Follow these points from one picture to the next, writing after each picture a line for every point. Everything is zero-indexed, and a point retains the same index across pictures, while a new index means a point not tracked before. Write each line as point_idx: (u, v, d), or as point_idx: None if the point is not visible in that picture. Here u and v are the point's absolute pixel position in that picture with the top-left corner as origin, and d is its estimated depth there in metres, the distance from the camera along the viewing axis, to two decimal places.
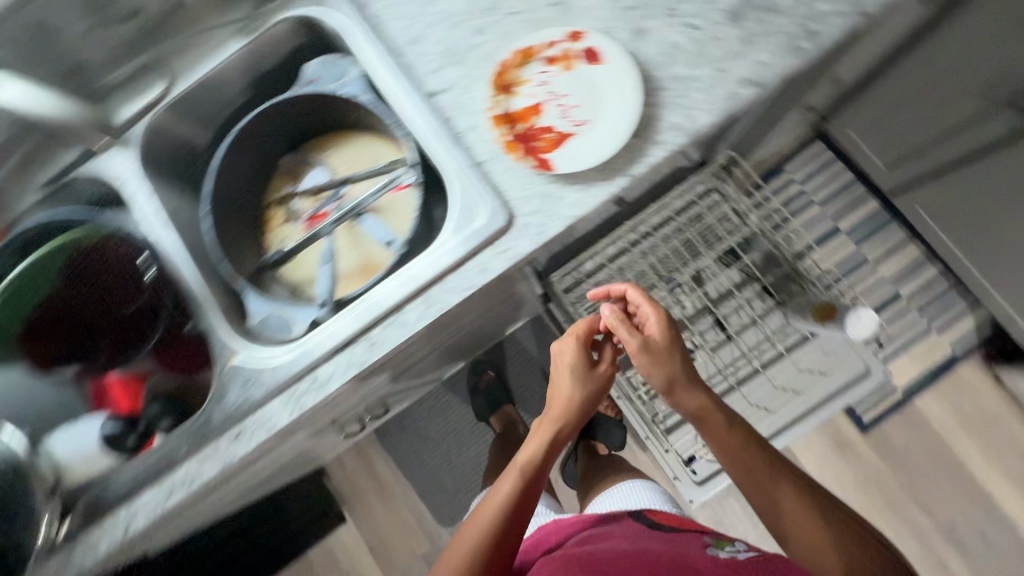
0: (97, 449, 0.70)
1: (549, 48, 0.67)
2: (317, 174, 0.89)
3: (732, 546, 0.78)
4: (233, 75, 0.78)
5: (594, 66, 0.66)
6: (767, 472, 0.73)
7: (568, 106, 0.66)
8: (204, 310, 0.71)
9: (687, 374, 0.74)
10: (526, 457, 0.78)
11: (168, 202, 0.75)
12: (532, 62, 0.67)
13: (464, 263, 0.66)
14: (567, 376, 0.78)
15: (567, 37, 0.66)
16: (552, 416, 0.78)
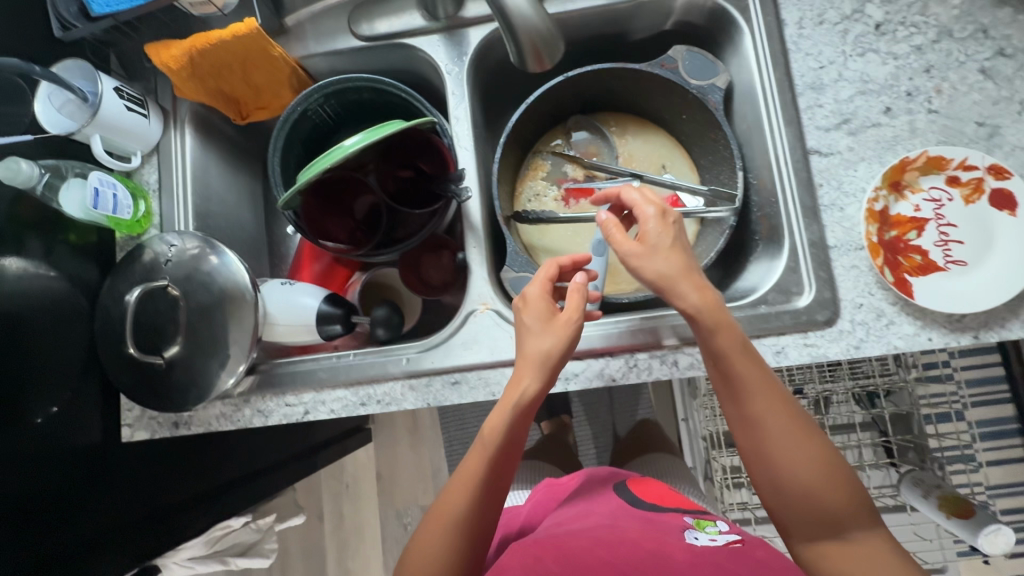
0: (306, 324, 0.67)
1: (962, 168, 0.60)
2: (601, 149, 0.82)
3: (716, 530, 0.68)
4: (598, 21, 0.70)
5: (999, 212, 0.59)
6: (838, 503, 0.50)
7: (951, 239, 0.60)
8: (468, 240, 0.67)
9: (731, 349, 0.51)
10: (490, 427, 0.56)
11: (474, 114, 0.70)
12: (935, 173, 0.61)
13: (763, 335, 0.61)
14: (532, 324, 0.57)
15: (989, 168, 0.60)
16: (533, 379, 0.55)
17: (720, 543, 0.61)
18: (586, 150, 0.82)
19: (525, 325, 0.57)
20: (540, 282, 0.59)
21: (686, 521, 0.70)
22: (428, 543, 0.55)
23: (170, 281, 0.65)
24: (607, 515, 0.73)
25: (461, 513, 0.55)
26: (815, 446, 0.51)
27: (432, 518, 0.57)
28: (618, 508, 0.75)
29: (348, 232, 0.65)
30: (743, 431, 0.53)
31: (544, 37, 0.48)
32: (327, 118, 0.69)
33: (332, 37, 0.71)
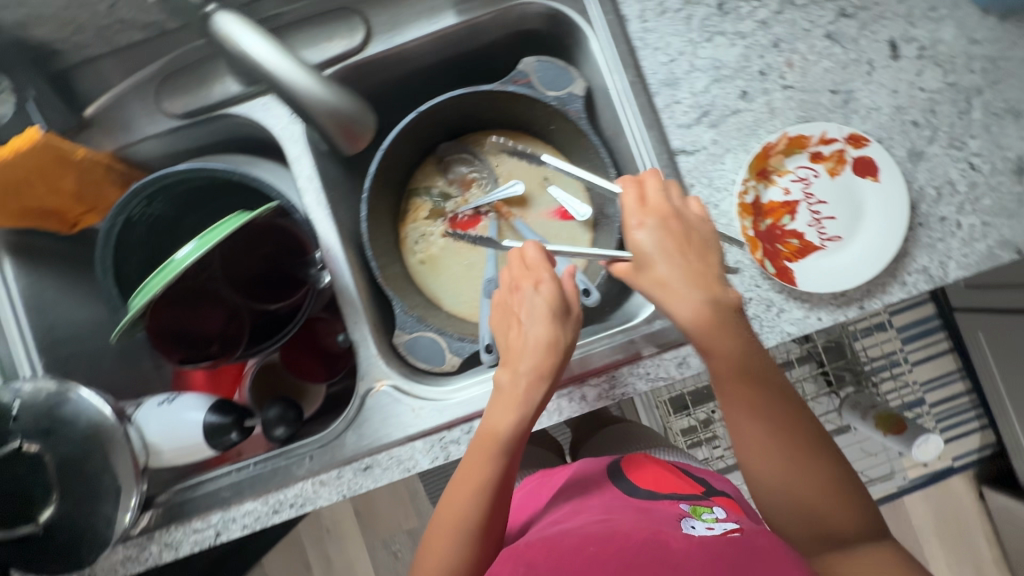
0: (194, 442, 0.62)
1: (822, 143, 0.60)
2: (479, 171, 0.77)
3: (714, 516, 0.60)
4: (436, 47, 0.65)
5: (864, 179, 0.59)
6: (820, 470, 0.50)
7: (823, 216, 0.60)
8: (346, 315, 0.62)
9: (705, 316, 0.49)
10: (505, 425, 0.52)
11: (325, 175, 0.64)
12: (799, 153, 0.60)
13: (663, 350, 0.60)
14: (542, 308, 0.53)
15: (848, 137, 0.59)
16: (534, 375, 0.53)
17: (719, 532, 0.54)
18: (465, 176, 0.78)
19: (522, 313, 0.54)
20: (538, 263, 0.56)
21: (681, 509, 0.62)
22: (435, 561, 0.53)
23: (24, 440, 0.57)
24: (599, 509, 0.64)
25: (475, 513, 0.52)
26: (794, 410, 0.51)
27: (436, 532, 0.54)
28: (611, 499, 0.66)
29: (217, 335, 0.58)
30: (712, 370, 0.50)
31: (353, 113, 0.43)
32: (161, 213, 0.61)
33: (148, 121, 0.63)
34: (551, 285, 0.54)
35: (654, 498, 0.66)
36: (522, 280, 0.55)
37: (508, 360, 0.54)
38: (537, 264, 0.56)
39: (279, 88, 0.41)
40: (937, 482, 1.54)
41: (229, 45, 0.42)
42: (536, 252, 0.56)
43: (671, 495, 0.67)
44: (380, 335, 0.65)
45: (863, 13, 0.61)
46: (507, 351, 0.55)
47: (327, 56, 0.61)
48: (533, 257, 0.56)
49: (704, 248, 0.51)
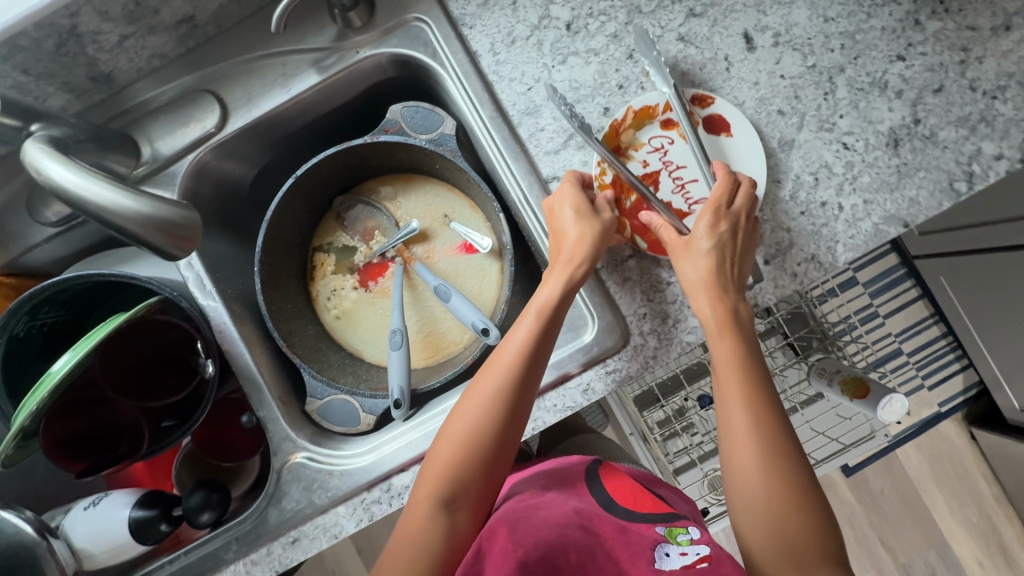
0: (123, 541, 0.62)
1: (670, 110, 0.60)
2: (379, 219, 0.77)
3: (689, 538, 0.55)
4: (299, 111, 0.64)
5: (719, 136, 0.59)
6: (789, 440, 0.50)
7: (685, 179, 0.60)
8: (251, 393, 0.62)
9: (714, 274, 0.53)
10: (545, 300, 0.55)
11: (210, 255, 0.64)
12: (648, 124, 0.60)
13: (566, 379, 0.60)
14: (568, 208, 0.56)
15: (695, 101, 0.59)
16: (555, 292, 0.55)
17: (690, 563, 0.52)
18: (367, 225, 0.78)
19: (558, 225, 0.56)
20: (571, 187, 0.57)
21: (657, 530, 0.56)
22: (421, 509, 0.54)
23: None
24: (585, 501, 0.62)
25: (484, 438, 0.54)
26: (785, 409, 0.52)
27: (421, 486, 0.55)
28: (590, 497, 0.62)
29: (125, 436, 0.59)
30: (699, 313, 0.53)
31: (173, 219, 0.43)
32: (58, 319, 0.62)
33: (29, 232, 0.63)
34: (590, 208, 0.56)
35: (631, 512, 0.60)
36: (570, 188, 0.57)
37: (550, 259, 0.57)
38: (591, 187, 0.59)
39: (91, 208, 0.41)
40: (927, 429, 1.54)
41: (40, 175, 0.42)
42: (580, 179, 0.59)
43: (650, 510, 0.60)
44: (292, 404, 0.65)
45: (712, 10, 0.60)
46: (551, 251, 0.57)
47: (185, 143, 0.62)
48: (576, 187, 0.57)
49: (740, 259, 0.54)
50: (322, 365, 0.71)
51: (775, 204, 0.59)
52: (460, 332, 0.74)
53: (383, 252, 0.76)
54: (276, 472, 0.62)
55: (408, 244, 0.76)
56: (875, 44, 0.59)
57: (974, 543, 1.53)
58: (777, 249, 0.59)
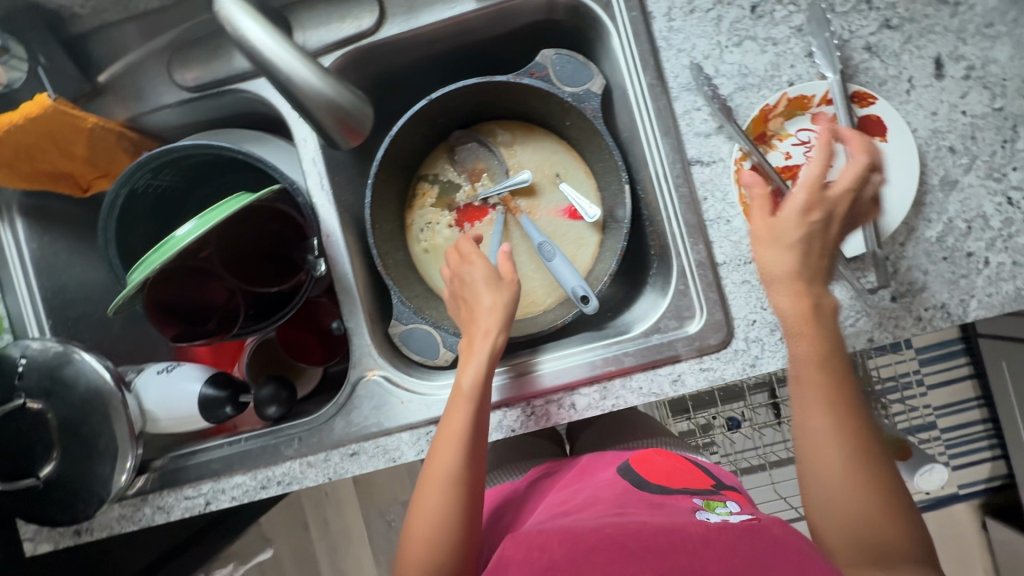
0: (190, 413, 0.63)
1: (826, 103, 0.56)
2: (489, 164, 0.76)
3: (728, 511, 0.55)
4: (450, 33, 0.62)
5: (871, 139, 0.56)
6: (868, 441, 0.48)
7: (828, 181, 0.56)
8: (343, 301, 0.62)
9: (801, 265, 0.48)
10: (468, 378, 0.53)
11: (330, 158, 0.63)
12: (799, 115, 0.57)
13: (658, 365, 0.59)
14: (478, 279, 0.57)
15: (853, 97, 0.56)
16: (478, 368, 0.54)
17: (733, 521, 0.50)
18: (475, 166, 0.76)
19: (467, 297, 0.58)
20: (474, 259, 0.58)
21: (694, 501, 0.57)
22: (436, 497, 0.52)
23: (27, 397, 0.60)
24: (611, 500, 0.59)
25: (450, 473, 0.52)
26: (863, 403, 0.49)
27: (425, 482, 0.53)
28: (620, 491, 0.60)
29: (217, 311, 0.58)
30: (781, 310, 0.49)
31: (351, 108, 0.42)
32: (168, 183, 0.61)
33: (161, 91, 0.63)
34: (497, 280, 0.56)
35: (665, 489, 0.60)
36: (473, 255, 0.58)
37: (466, 327, 0.57)
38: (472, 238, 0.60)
39: (277, 76, 0.40)
40: (939, 507, 1.51)
41: (231, 27, 0.41)
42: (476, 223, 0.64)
43: (684, 489, 0.60)
44: (376, 323, 0.65)
45: (909, 25, 0.56)
46: (466, 315, 0.58)
47: (337, 38, 0.60)
48: (470, 247, 0.59)
49: (830, 245, 0.49)
50: (410, 294, 0.70)
51: (919, 242, 0.56)
52: (543, 295, 0.72)
53: (486, 197, 0.74)
54: (350, 383, 0.62)
55: (512, 194, 0.74)
56: None
57: None
58: (909, 289, 0.57)
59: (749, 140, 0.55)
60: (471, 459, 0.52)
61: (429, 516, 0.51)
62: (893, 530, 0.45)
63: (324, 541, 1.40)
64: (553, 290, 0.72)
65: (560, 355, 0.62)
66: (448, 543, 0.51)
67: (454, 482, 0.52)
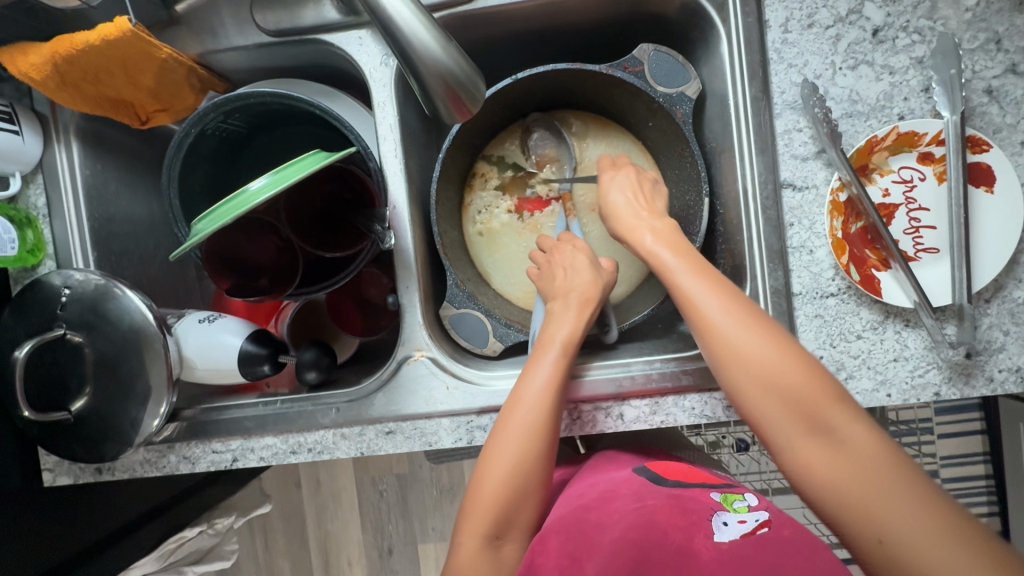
0: (229, 367, 0.62)
1: (937, 144, 0.53)
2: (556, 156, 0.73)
3: (747, 505, 0.49)
4: (549, 11, 0.59)
5: (977, 189, 0.53)
6: (776, 380, 0.42)
7: (923, 226, 0.54)
8: (398, 275, 0.60)
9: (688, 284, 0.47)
10: (563, 331, 0.54)
11: (405, 124, 0.60)
12: (906, 151, 0.54)
13: (713, 388, 0.57)
14: (584, 256, 0.60)
15: (966, 142, 0.53)
16: (575, 325, 0.54)
17: (750, 530, 0.45)
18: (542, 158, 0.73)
19: (563, 270, 0.59)
20: (613, 213, 0.56)
21: (711, 496, 0.51)
22: (513, 442, 0.49)
23: (66, 329, 0.58)
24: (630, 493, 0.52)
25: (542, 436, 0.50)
26: (765, 328, 0.43)
27: (498, 428, 0.51)
28: (636, 480, 0.55)
29: (269, 269, 0.57)
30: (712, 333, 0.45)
31: (463, 78, 0.39)
32: (235, 128, 0.59)
33: (239, 29, 0.60)
34: (636, 221, 0.54)
35: (681, 482, 0.54)
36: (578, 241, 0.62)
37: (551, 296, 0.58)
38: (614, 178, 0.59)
39: (393, 36, 0.38)
40: None
41: None
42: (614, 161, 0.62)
43: (701, 482, 0.54)
44: (427, 303, 0.63)
45: None
46: (549, 288, 0.59)
47: (433, 0, 0.56)
48: (613, 190, 0.58)
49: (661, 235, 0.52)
50: (463, 276, 0.68)
51: (1005, 301, 0.54)
52: None
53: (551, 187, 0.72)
54: (395, 361, 0.60)
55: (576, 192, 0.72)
56: None
57: None
58: (986, 347, 0.55)
59: (851, 169, 0.52)
60: (550, 418, 0.51)
61: (501, 472, 0.49)
62: (886, 508, 0.37)
63: (314, 501, 1.37)
64: None
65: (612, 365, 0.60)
66: (515, 496, 0.49)
67: (539, 435, 0.50)
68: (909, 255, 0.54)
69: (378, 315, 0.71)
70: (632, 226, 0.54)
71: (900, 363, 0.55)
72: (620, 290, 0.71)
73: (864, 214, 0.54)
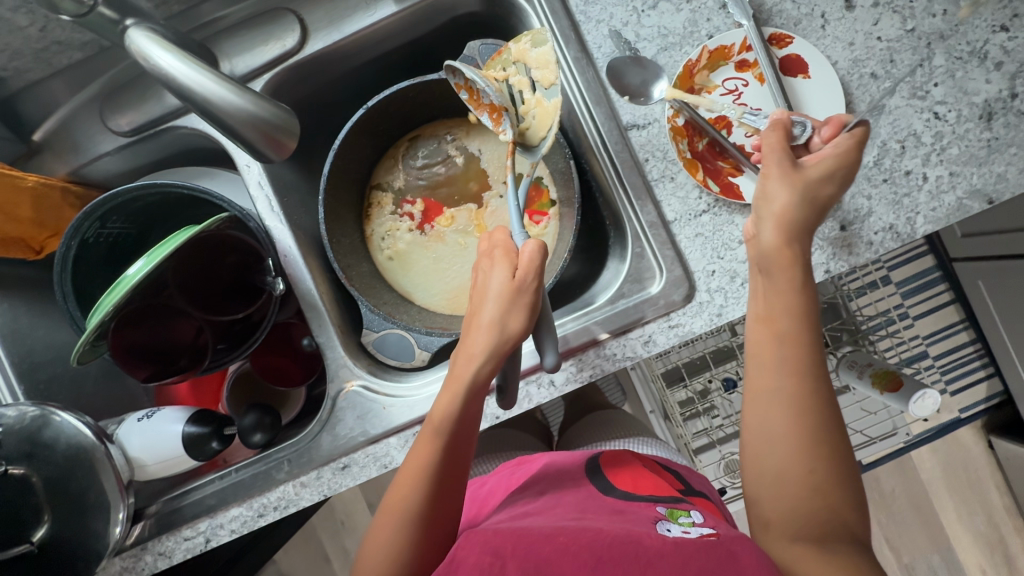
0: (176, 454, 0.63)
1: (747, 50, 0.58)
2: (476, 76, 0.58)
3: (690, 521, 0.52)
4: (374, 39, 0.63)
5: (795, 78, 0.57)
6: (818, 476, 0.43)
7: None
8: (310, 319, 0.62)
9: (796, 315, 0.46)
10: (439, 413, 0.49)
11: (275, 179, 0.63)
12: (723, 65, 0.58)
13: (627, 331, 0.59)
14: (492, 283, 0.49)
15: (771, 40, 0.57)
16: (451, 406, 0.49)
17: (697, 538, 0.46)
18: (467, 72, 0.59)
19: (476, 287, 0.50)
20: (783, 202, 0.47)
21: (657, 510, 0.54)
22: (386, 531, 0.49)
23: (7, 464, 0.59)
24: (572, 507, 0.55)
25: (411, 508, 0.49)
26: (827, 409, 0.45)
27: (383, 513, 0.50)
28: (584, 497, 0.57)
29: (186, 349, 0.59)
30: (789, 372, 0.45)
31: (273, 119, 0.43)
32: (120, 231, 0.62)
33: (99, 140, 0.63)
34: (802, 217, 0.47)
35: (629, 496, 0.58)
36: (500, 254, 0.50)
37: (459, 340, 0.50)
38: (829, 177, 0.48)
39: (190, 97, 0.42)
40: (945, 435, 1.47)
41: (147, 61, 0.43)
42: (846, 145, 0.48)
43: (649, 495, 0.58)
44: (348, 335, 0.65)
45: None
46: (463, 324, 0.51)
47: (264, 60, 0.60)
48: (819, 183, 0.47)
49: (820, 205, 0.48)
50: (378, 301, 0.70)
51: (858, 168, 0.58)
52: None
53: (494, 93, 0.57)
54: (331, 399, 0.62)
55: (445, 203, 0.76)
56: (978, 12, 0.57)
57: (980, 552, 1.49)
58: (856, 215, 0.58)
59: (677, 96, 0.56)
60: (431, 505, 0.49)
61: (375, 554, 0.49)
62: None
63: (344, 571, 1.35)
64: None
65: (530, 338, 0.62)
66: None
67: (408, 522, 0.49)
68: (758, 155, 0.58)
69: (312, 366, 0.73)
70: (786, 249, 0.47)
71: None
72: None
73: (703, 130, 0.58)
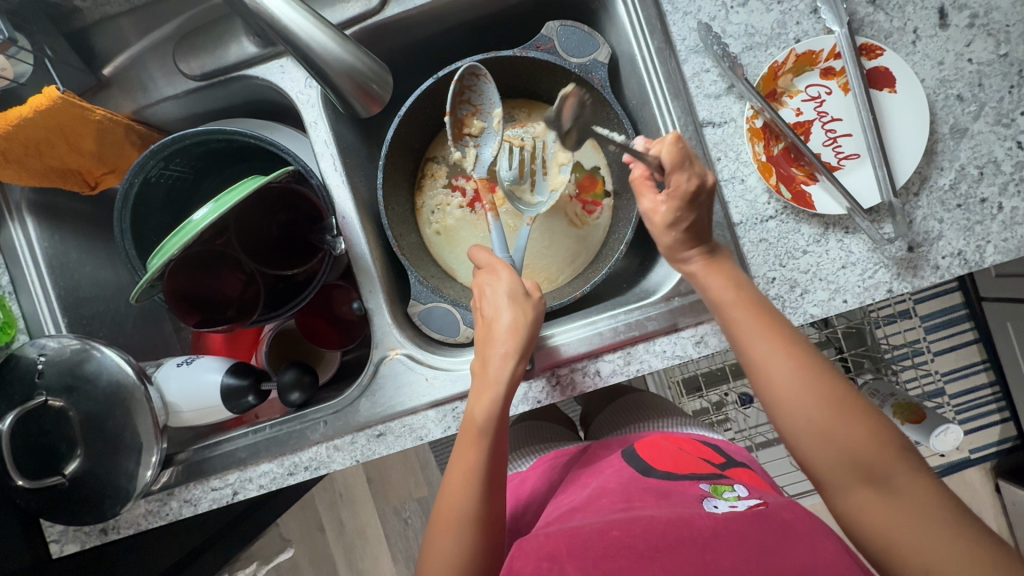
0: (213, 404, 0.63)
1: (835, 57, 0.56)
2: (479, 100, 0.62)
3: (737, 495, 0.53)
4: (456, 8, 0.62)
5: (881, 91, 0.56)
6: (822, 423, 0.44)
7: (838, 135, 0.57)
8: (360, 283, 0.62)
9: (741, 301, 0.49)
10: (484, 413, 0.50)
11: (341, 139, 0.62)
12: (808, 71, 0.57)
13: (679, 328, 0.59)
14: (500, 293, 0.52)
15: (861, 49, 0.56)
16: (494, 406, 0.50)
17: (747, 511, 0.48)
18: (465, 91, 0.61)
19: (484, 300, 0.53)
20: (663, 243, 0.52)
21: (701, 487, 0.55)
22: (446, 539, 0.48)
23: (48, 395, 0.59)
24: (616, 494, 0.56)
25: (469, 505, 0.49)
26: (811, 361, 0.46)
27: (437, 519, 0.50)
28: (627, 481, 0.58)
29: (235, 301, 0.59)
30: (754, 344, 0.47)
31: (370, 74, 0.50)
32: (180, 174, 0.61)
33: (167, 81, 0.62)
34: (680, 251, 0.51)
35: (670, 474, 0.59)
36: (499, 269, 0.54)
37: (481, 347, 0.52)
38: (676, 219, 0.49)
39: (294, 42, 0.47)
40: (952, 473, 1.47)
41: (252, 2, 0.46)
42: (690, 187, 0.47)
43: (690, 474, 0.59)
44: (394, 304, 0.65)
45: None
46: (480, 333, 0.53)
47: (343, 18, 0.59)
48: (671, 230, 0.50)
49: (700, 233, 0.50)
50: (425, 274, 0.70)
51: (933, 190, 0.57)
52: (558, 272, 0.74)
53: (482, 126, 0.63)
54: (374, 365, 0.61)
55: None
56: None
57: None
58: (925, 238, 0.57)
59: (760, 97, 0.56)
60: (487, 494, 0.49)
61: (441, 560, 0.48)
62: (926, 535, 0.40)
63: (340, 541, 1.35)
64: (566, 267, 0.74)
65: (581, 325, 0.61)
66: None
67: (468, 522, 0.48)
68: (831, 166, 0.57)
69: (351, 329, 0.72)
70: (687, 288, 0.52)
71: (849, 269, 0.57)
72: (579, 262, 0.73)
73: (775, 135, 0.58)
